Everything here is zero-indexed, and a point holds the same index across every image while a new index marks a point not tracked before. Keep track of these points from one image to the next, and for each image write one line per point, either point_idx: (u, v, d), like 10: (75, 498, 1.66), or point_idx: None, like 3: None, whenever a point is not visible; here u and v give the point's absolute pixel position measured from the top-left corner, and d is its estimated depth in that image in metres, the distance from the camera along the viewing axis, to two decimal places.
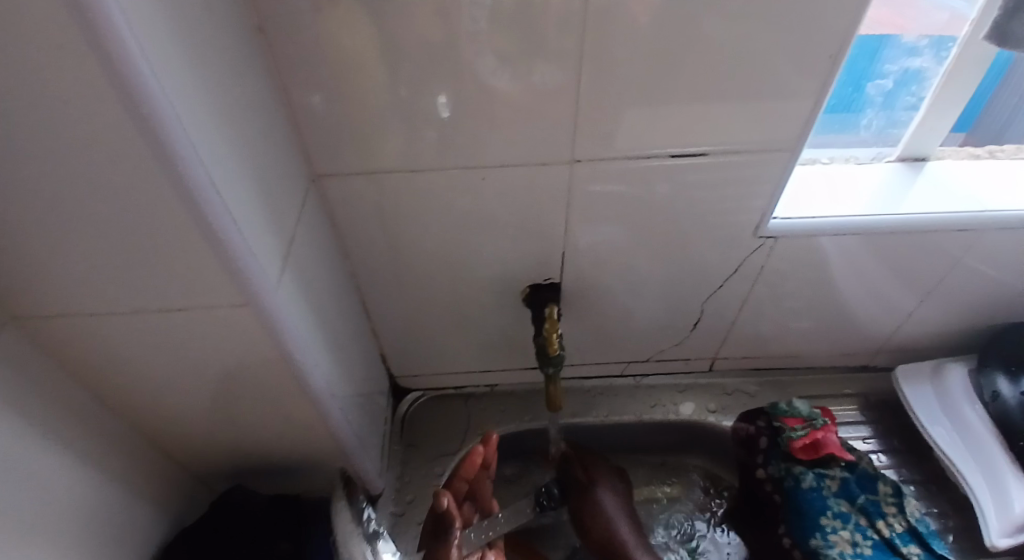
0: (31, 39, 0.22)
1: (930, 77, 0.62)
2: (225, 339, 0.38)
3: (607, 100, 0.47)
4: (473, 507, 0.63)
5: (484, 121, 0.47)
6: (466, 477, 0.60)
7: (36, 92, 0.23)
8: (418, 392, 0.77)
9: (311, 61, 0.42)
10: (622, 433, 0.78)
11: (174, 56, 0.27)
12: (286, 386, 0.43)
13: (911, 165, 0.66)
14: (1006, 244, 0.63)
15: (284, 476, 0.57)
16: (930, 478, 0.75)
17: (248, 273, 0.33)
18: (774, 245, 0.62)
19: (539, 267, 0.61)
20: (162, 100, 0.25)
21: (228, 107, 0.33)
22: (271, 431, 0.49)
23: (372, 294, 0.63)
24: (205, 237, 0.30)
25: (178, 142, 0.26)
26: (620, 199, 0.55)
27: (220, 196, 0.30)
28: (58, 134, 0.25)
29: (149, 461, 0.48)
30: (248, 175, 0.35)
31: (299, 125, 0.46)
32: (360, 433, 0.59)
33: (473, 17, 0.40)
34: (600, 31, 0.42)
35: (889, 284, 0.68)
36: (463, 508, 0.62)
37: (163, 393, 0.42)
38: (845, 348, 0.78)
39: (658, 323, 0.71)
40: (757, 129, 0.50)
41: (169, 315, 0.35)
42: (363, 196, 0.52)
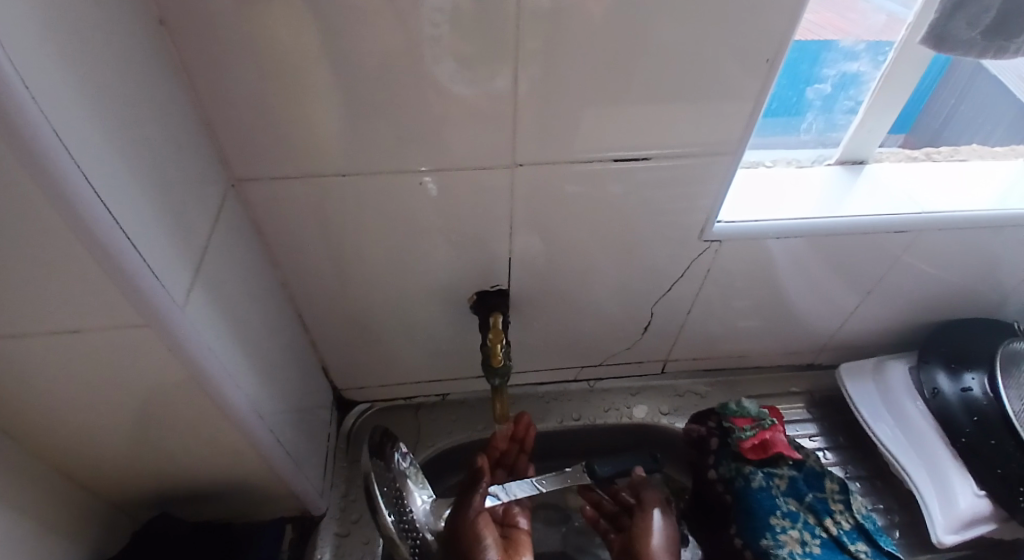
0: None
1: (868, 80, 0.60)
2: (126, 359, 0.36)
3: (544, 100, 0.45)
4: (506, 473, 0.69)
5: (419, 122, 0.45)
6: (499, 445, 0.67)
7: None
8: (364, 403, 0.75)
9: (225, 58, 0.40)
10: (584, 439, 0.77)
11: (48, 56, 0.25)
12: (199, 402, 0.41)
13: (850, 168, 0.65)
14: (940, 245, 0.63)
15: (208, 499, 0.56)
16: (875, 473, 0.75)
17: (143, 282, 0.31)
18: (719, 248, 0.61)
19: (483, 271, 0.60)
20: (28, 103, 0.23)
21: (118, 108, 0.31)
22: (187, 451, 0.47)
23: (306, 302, 0.60)
24: (90, 251, 0.28)
25: (51, 149, 0.25)
26: (564, 201, 0.53)
27: (106, 207, 0.28)
28: None
29: (45, 485, 0.46)
30: (145, 177, 0.33)
31: (216, 128, 0.44)
32: (295, 445, 0.57)
33: (412, 18, 0.39)
34: (534, 30, 0.41)
35: (833, 285, 0.67)
36: (496, 474, 0.68)
37: (64, 417, 0.40)
38: (790, 348, 0.78)
39: (609, 327, 0.70)
40: (699, 132, 0.50)
41: (61, 338, 0.33)
42: (290, 201, 0.50)
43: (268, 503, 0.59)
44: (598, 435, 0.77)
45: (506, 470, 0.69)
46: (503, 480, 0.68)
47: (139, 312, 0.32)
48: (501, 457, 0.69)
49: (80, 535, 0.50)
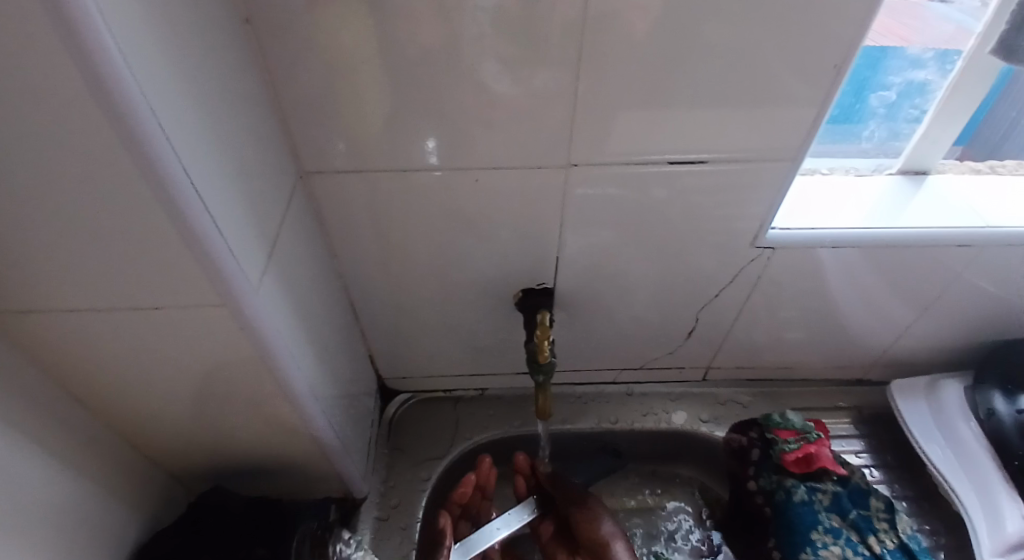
0: (14, 38, 0.22)
1: (935, 89, 0.58)
2: (201, 337, 0.38)
3: (602, 103, 0.46)
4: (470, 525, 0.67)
5: (478, 121, 0.46)
6: (460, 500, 0.65)
7: (25, 93, 0.24)
8: (406, 394, 0.77)
9: (300, 56, 0.42)
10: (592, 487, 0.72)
11: (151, 48, 0.27)
12: (261, 381, 0.43)
13: (912, 178, 0.63)
14: (1007, 260, 0.61)
15: (258, 476, 0.58)
16: (924, 494, 0.72)
17: (222, 264, 0.34)
18: (771, 255, 0.60)
19: (532, 269, 0.60)
20: (135, 91, 0.25)
21: (206, 99, 0.33)
22: (245, 428, 0.49)
23: (360, 293, 0.62)
24: (179, 230, 0.31)
25: (153, 133, 0.27)
26: (616, 202, 0.54)
27: (196, 190, 0.30)
28: (39, 135, 0.25)
29: (116, 452, 0.49)
30: (227, 166, 0.35)
31: (287, 121, 0.46)
32: (344, 432, 0.59)
33: (481, 20, 0.40)
34: (598, 34, 0.41)
35: (888, 298, 0.66)
36: (460, 527, 0.66)
37: (138, 389, 0.43)
38: (839, 361, 0.76)
39: (652, 331, 0.70)
40: (757, 138, 0.49)
41: (144, 313, 0.36)
42: (351, 193, 0.52)
43: (315, 482, 0.61)
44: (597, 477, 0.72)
45: (470, 520, 0.68)
46: (467, 531, 0.67)
47: (215, 290, 0.35)
48: (465, 508, 0.67)
49: (143, 500, 0.53)
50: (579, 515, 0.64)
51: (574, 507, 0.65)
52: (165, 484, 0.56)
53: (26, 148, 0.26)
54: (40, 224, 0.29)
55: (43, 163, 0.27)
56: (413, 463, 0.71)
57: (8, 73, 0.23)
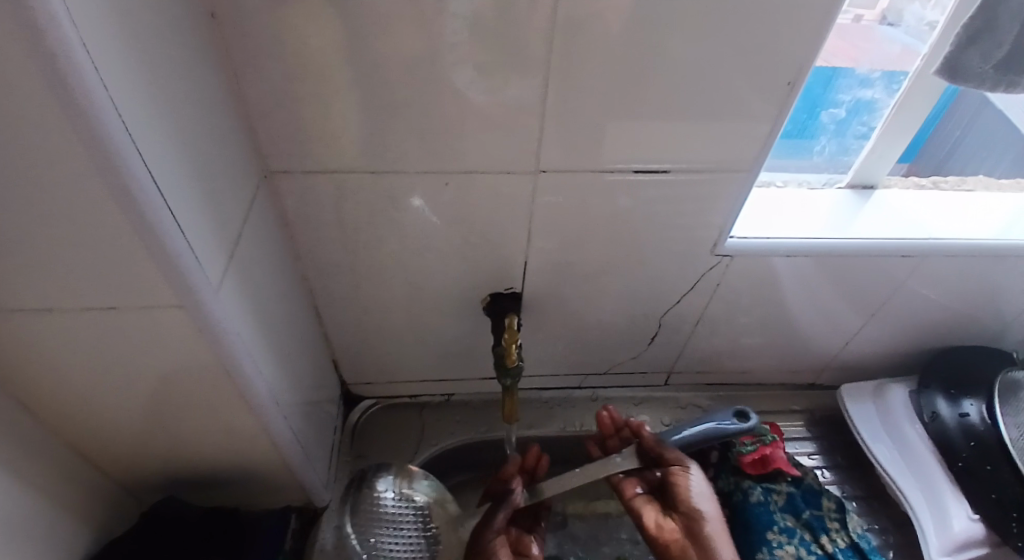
0: None
1: (881, 107, 0.62)
2: (157, 340, 0.37)
3: (570, 111, 0.47)
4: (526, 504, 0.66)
5: (448, 126, 0.47)
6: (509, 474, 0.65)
7: None
8: (370, 400, 0.76)
9: (266, 55, 0.41)
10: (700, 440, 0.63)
11: (111, 38, 0.26)
12: (220, 386, 0.42)
13: (860, 192, 0.67)
14: (946, 270, 0.65)
15: (215, 485, 0.56)
16: (872, 494, 0.76)
17: (181, 264, 0.33)
18: (729, 263, 0.62)
19: (499, 275, 0.61)
20: (93, 80, 0.24)
21: (167, 94, 0.32)
22: (202, 435, 0.48)
23: (323, 296, 0.61)
24: (134, 226, 0.29)
25: (110, 124, 0.26)
26: (583, 210, 0.55)
27: (154, 185, 0.29)
28: None
29: (62, 461, 0.46)
30: (187, 164, 0.34)
31: (251, 120, 0.45)
32: (305, 440, 0.57)
33: (456, 27, 0.41)
34: (566, 44, 0.42)
35: (838, 305, 0.69)
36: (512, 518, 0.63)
37: (88, 394, 0.41)
38: (793, 366, 0.79)
39: (616, 336, 0.71)
40: (717, 150, 0.51)
41: (97, 314, 0.34)
42: (317, 195, 0.51)
43: (273, 491, 0.59)
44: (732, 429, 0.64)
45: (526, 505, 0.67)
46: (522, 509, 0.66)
47: (174, 290, 0.33)
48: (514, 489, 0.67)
49: (90, 512, 0.50)
50: (681, 476, 0.60)
51: (676, 467, 0.61)
52: (115, 495, 0.54)
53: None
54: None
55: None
56: None
57: None
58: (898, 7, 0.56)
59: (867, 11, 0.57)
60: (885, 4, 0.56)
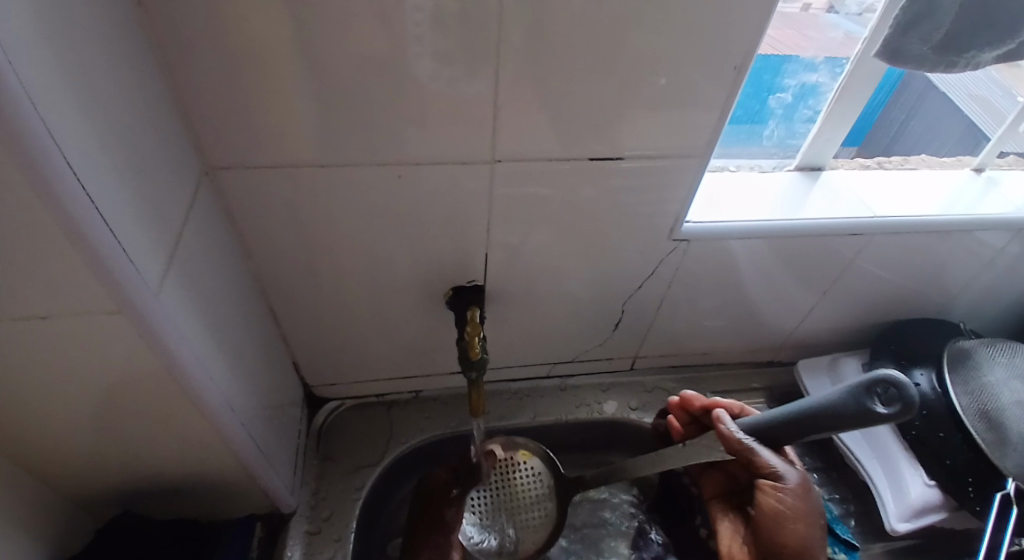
0: None
1: (826, 91, 0.63)
2: (98, 349, 0.35)
3: (522, 100, 0.46)
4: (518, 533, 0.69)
5: (399, 118, 0.46)
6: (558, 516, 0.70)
7: None
8: (335, 401, 0.74)
9: (201, 46, 0.39)
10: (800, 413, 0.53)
11: (31, 31, 0.25)
12: (171, 395, 0.40)
13: (809, 174, 0.69)
14: (891, 247, 0.67)
15: (176, 496, 0.55)
16: (831, 464, 0.78)
17: (117, 269, 0.31)
18: (686, 248, 0.63)
19: (460, 268, 0.60)
20: (9, 76, 0.23)
21: (92, 86, 0.30)
22: (155, 446, 0.46)
23: (279, 297, 0.59)
24: (63, 229, 0.28)
25: (29, 120, 0.24)
26: (541, 200, 0.55)
27: (84, 186, 0.28)
28: None
29: (6, 481, 0.44)
30: (117, 160, 0.32)
31: (190, 114, 0.43)
32: (267, 447, 0.56)
33: (411, 19, 0.40)
34: (517, 31, 0.42)
35: (792, 285, 0.71)
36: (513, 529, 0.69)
37: (26, 409, 0.39)
38: (752, 345, 0.81)
39: (581, 324, 0.71)
40: (670, 137, 0.51)
41: (29, 324, 0.32)
42: (266, 192, 0.50)
43: (238, 500, 0.58)
44: (845, 409, 0.50)
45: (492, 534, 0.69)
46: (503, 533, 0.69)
47: (111, 296, 0.32)
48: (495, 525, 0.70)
49: (39, 533, 0.48)
50: (769, 493, 0.56)
51: (765, 483, 0.57)
52: (65, 513, 0.51)
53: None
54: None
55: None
56: (345, 472, 0.69)
57: None
58: None
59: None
60: None
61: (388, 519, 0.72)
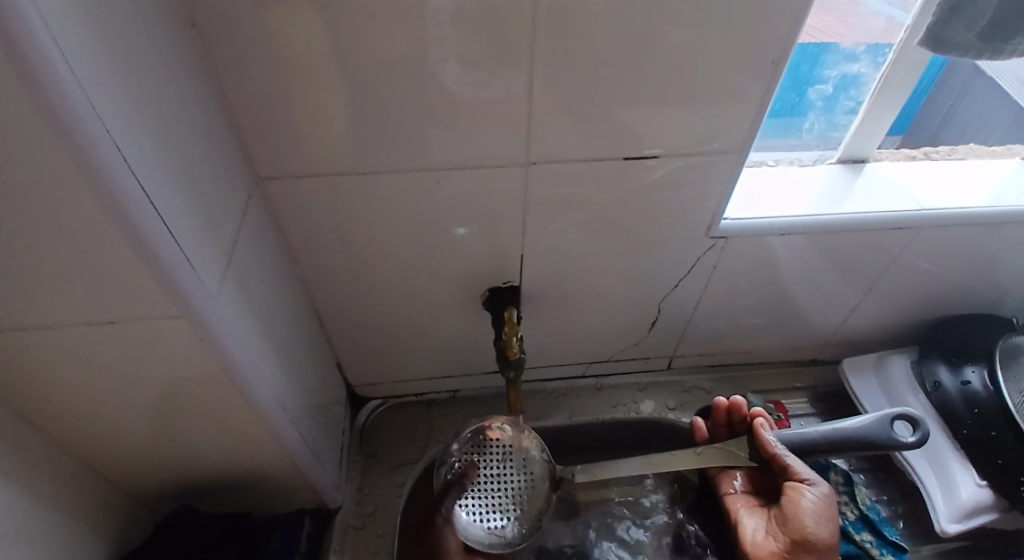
0: None
1: (868, 81, 0.62)
2: (160, 351, 0.37)
3: (556, 102, 0.47)
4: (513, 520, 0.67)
5: (436, 124, 0.47)
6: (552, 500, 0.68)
7: None
8: (377, 400, 0.76)
9: (248, 61, 0.41)
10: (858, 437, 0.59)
11: (94, 51, 0.27)
12: (226, 393, 0.42)
13: (852, 166, 0.67)
14: (942, 240, 0.65)
15: (228, 492, 0.57)
16: (878, 465, 0.76)
17: (177, 275, 0.33)
18: (725, 245, 0.62)
19: (496, 269, 0.61)
20: (81, 99, 0.25)
21: (152, 103, 0.32)
22: (210, 443, 0.48)
23: (323, 300, 0.62)
24: (126, 237, 0.30)
25: (99, 138, 0.26)
26: (576, 200, 0.55)
27: (146, 197, 0.30)
28: None
29: (77, 475, 0.47)
30: (176, 172, 0.34)
31: (239, 127, 0.45)
32: (314, 445, 0.58)
33: (446, 28, 0.41)
34: (550, 34, 0.42)
35: (836, 281, 0.69)
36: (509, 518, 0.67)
37: (95, 408, 0.41)
38: (794, 343, 0.80)
39: (617, 323, 0.71)
40: (705, 133, 0.51)
41: (99, 328, 0.35)
42: (310, 199, 0.51)
43: (286, 495, 0.60)
44: (881, 438, 0.58)
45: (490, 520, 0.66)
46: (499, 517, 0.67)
47: (172, 300, 0.34)
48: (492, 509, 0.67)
49: (106, 524, 0.51)
50: (797, 492, 0.59)
51: (793, 482, 0.60)
52: (128, 506, 0.54)
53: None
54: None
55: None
56: (388, 469, 0.71)
57: None
58: None
59: None
60: None
61: None
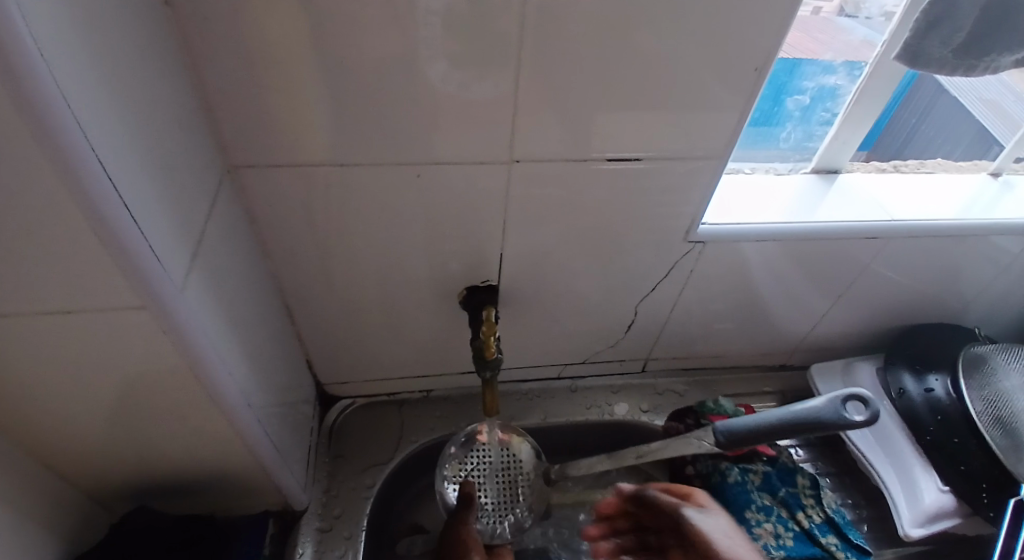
0: None
1: (844, 94, 0.63)
2: (121, 345, 0.35)
3: (542, 101, 0.46)
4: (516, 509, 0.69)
5: (418, 118, 0.46)
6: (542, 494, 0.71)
7: None
8: (347, 399, 0.75)
9: (224, 44, 0.40)
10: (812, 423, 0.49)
11: (61, 24, 0.25)
12: (191, 390, 0.41)
13: (825, 177, 0.69)
14: (909, 250, 0.67)
15: (190, 493, 0.55)
16: (843, 469, 0.78)
17: (143, 266, 0.31)
18: (702, 250, 0.62)
19: (475, 269, 0.60)
20: (46, 76, 0.23)
21: (121, 82, 0.31)
22: (173, 442, 0.46)
23: (294, 295, 0.60)
24: (89, 223, 0.28)
25: (64, 118, 0.24)
26: (557, 200, 0.55)
27: (112, 182, 0.28)
28: None
29: (24, 475, 0.44)
30: (145, 157, 0.33)
31: (212, 112, 0.43)
32: (282, 444, 0.56)
33: (431, 20, 0.40)
34: (538, 32, 0.42)
35: (807, 289, 0.70)
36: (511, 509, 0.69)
37: (47, 404, 0.39)
38: (765, 348, 0.81)
39: (594, 326, 0.71)
40: (688, 139, 0.51)
41: (55, 319, 0.33)
42: (284, 191, 0.50)
43: (251, 496, 0.58)
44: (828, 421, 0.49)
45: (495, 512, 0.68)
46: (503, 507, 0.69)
47: (137, 293, 0.32)
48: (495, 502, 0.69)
49: (57, 526, 0.48)
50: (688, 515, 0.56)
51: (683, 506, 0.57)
52: (82, 507, 0.52)
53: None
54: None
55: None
56: (357, 470, 0.69)
57: None
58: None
59: (825, 3, 0.57)
60: None
61: (397, 518, 0.72)
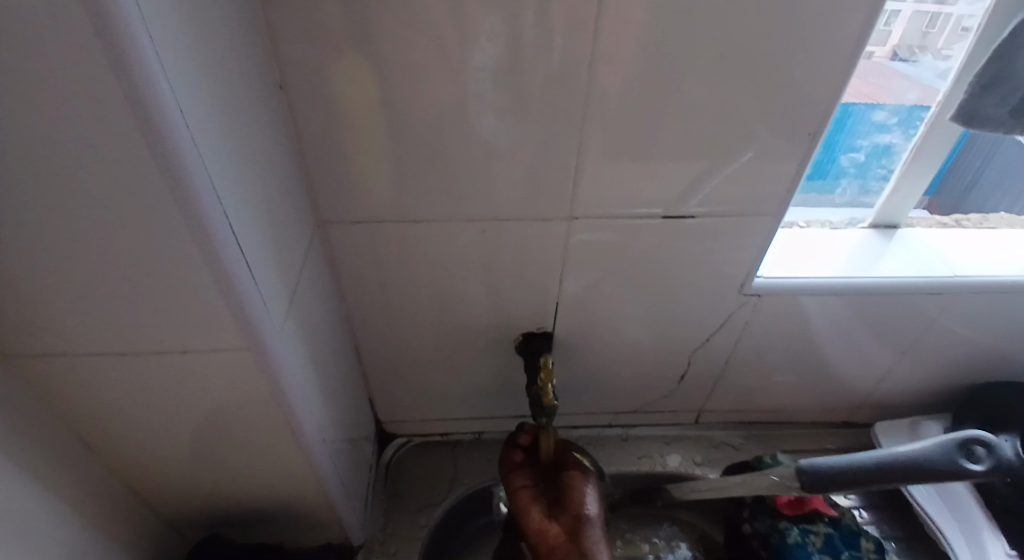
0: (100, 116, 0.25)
1: (899, 152, 0.64)
2: (220, 381, 0.40)
3: (601, 162, 0.50)
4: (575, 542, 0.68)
5: (487, 178, 0.50)
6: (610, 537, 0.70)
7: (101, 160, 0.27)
8: (404, 437, 0.77)
9: (322, 116, 0.45)
10: (923, 468, 0.46)
11: (205, 112, 0.30)
12: (275, 424, 0.44)
13: (883, 231, 0.68)
14: (976, 306, 0.65)
15: (258, 522, 0.58)
16: (911, 534, 0.73)
17: (250, 313, 0.35)
18: (757, 303, 0.63)
19: (534, 316, 0.63)
20: (194, 159, 0.28)
21: (244, 155, 0.36)
22: (250, 472, 0.50)
23: (364, 337, 0.64)
24: (214, 275, 0.32)
25: (204, 193, 0.29)
26: (615, 253, 0.57)
27: (236, 243, 0.33)
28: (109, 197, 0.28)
29: (121, 496, 0.49)
30: (259, 217, 0.38)
31: (308, 173, 0.49)
32: (345, 479, 0.59)
33: (503, 93, 0.44)
34: (600, 101, 0.45)
35: (868, 343, 0.69)
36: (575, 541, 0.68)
37: (151, 432, 0.44)
38: (825, 403, 0.79)
39: (648, 374, 0.72)
40: (743, 197, 0.53)
41: (171, 356, 0.37)
42: (362, 242, 0.54)
43: (312, 529, 0.60)
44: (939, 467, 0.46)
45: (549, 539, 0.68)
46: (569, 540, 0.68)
47: (242, 335, 0.36)
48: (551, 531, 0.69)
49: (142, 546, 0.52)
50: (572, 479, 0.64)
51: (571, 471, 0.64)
52: (163, 528, 0.56)
53: (68, 188, 0.28)
54: (72, 258, 0.31)
55: (83, 203, 0.28)
56: (411, 509, 0.71)
57: (93, 145, 0.26)
58: (906, 44, 0.57)
59: (878, 47, 0.57)
60: (895, 40, 0.57)
61: None
